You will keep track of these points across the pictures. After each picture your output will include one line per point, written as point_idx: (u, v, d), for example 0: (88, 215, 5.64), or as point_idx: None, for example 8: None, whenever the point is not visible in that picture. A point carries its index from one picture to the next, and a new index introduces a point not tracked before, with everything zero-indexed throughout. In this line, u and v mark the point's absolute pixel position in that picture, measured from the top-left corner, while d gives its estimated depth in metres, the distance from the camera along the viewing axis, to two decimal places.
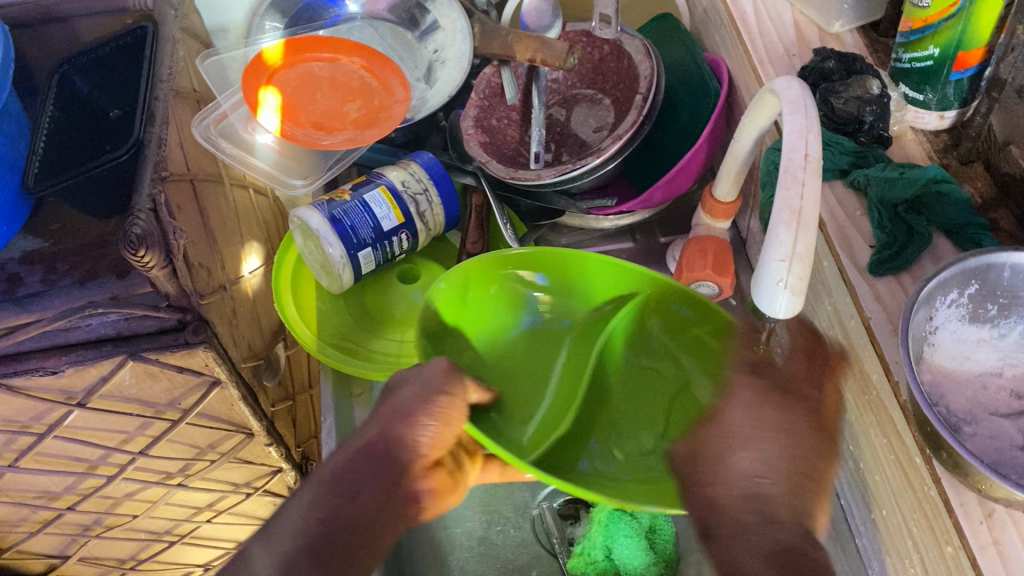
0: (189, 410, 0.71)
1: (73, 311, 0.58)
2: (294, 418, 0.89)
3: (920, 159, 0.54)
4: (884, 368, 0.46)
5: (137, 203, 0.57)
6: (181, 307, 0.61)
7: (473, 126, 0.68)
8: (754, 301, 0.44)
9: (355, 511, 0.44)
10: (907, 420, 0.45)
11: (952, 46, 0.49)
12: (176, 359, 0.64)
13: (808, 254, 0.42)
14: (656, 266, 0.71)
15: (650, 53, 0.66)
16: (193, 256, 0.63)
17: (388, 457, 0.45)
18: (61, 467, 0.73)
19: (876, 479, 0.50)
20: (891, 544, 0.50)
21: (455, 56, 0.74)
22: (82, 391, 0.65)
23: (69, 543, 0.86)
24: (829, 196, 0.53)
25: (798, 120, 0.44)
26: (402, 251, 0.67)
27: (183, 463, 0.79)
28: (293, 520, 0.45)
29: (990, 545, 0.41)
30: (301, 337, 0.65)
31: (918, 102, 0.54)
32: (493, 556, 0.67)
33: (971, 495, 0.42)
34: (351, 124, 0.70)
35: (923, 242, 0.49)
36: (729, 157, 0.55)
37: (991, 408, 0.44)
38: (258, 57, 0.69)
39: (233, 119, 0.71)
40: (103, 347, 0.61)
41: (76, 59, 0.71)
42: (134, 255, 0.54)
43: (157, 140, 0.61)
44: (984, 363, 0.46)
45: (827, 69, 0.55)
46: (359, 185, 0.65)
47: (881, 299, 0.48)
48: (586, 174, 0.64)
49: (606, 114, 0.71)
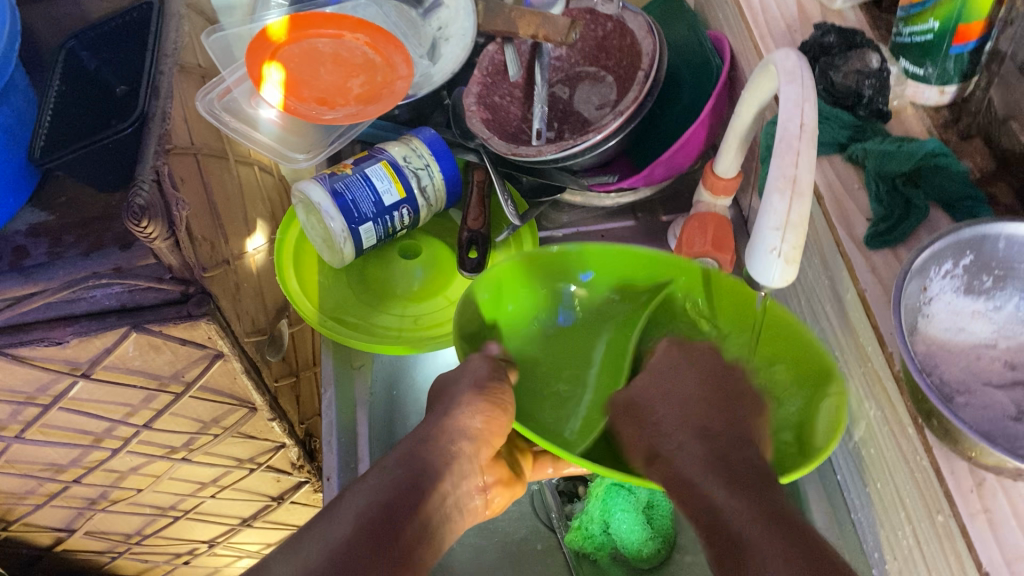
0: (192, 383, 0.72)
1: (78, 281, 0.59)
2: (298, 395, 0.89)
3: (919, 134, 0.54)
4: (879, 339, 0.47)
5: (141, 174, 0.57)
6: (185, 279, 0.62)
7: (476, 103, 0.68)
8: (748, 271, 0.45)
9: (397, 498, 0.48)
10: (900, 390, 0.45)
11: (952, 19, 0.49)
12: (179, 331, 0.65)
13: (802, 223, 0.42)
14: (657, 244, 0.71)
15: (652, 30, 0.66)
16: (196, 229, 0.63)
17: (428, 462, 0.50)
18: (67, 439, 0.74)
19: (870, 451, 0.50)
20: (884, 516, 0.50)
21: (458, 33, 0.74)
22: (86, 361, 0.65)
23: (75, 516, 0.87)
24: (827, 169, 0.53)
25: (794, 90, 0.44)
26: (404, 226, 0.67)
27: (188, 437, 0.80)
28: (354, 504, 0.48)
29: (980, 512, 0.41)
30: (303, 311, 0.66)
31: (918, 77, 0.54)
32: (492, 530, 0.67)
33: (963, 463, 0.42)
34: (354, 99, 0.70)
35: (921, 215, 0.49)
36: (730, 134, 0.56)
37: (984, 378, 0.44)
38: (262, 32, 0.69)
39: (237, 94, 0.71)
40: (107, 319, 0.62)
41: (83, 34, 0.72)
42: (137, 226, 0.55)
43: (162, 113, 0.62)
44: (979, 334, 0.46)
45: (826, 43, 0.55)
46: (361, 159, 0.66)
47: (876, 271, 0.48)
48: (588, 150, 0.64)
49: (609, 91, 0.71)
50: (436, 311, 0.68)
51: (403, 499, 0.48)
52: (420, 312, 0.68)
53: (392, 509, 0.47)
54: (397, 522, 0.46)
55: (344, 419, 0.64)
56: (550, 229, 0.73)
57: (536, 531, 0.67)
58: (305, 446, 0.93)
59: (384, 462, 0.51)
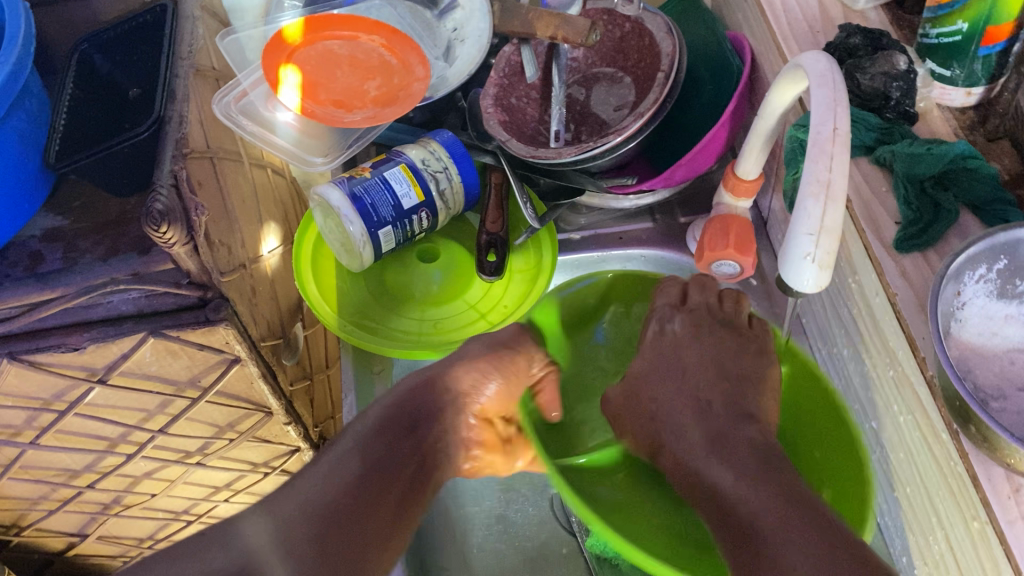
0: (208, 388, 0.72)
1: (94, 288, 0.58)
2: (312, 398, 0.89)
3: (945, 136, 0.54)
4: (910, 344, 0.46)
5: (159, 178, 0.57)
6: (202, 284, 0.61)
7: (493, 104, 0.68)
8: (782, 278, 0.45)
9: (392, 444, 0.49)
10: (934, 395, 0.45)
11: (981, 20, 0.49)
12: (197, 337, 0.64)
13: (836, 228, 0.42)
14: (677, 246, 0.71)
15: (672, 30, 0.65)
16: (214, 234, 0.63)
17: (428, 407, 0.51)
18: (82, 444, 0.73)
19: (899, 457, 0.50)
20: (913, 522, 0.50)
21: (473, 34, 0.74)
22: (103, 367, 0.65)
23: (88, 521, 0.87)
24: (854, 172, 0.53)
25: (826, 93, 0.43)
26: (422, 229, 0.67)
27: (202, 442, 0.80)
28: (349, 442, 0.48)
29: (1018, 519, 0.40)
30: (322, 315, 0.66)
31: (945, 79, 0.53)
32: (512, 534, 0.67)
33: (999, 470, 0.42)
34: (370, 102, 0.70)
35: (949, 221, 0.48)
36: (752, 134, 0.55)
37: (1019, 383, 0.44)
38: (278, 34, 0.68)
39: (253, 97, 0.71)
40: (123, 325, 0.61)
41: (96, 37, 0.72)
42: (156, 231, 0.54)
43: (178, 117, 0.61)
44: (1013, 339, 0.45)
45: (852, 45, 0.55)
46: (379, 162, 0.65)
47: (907, 275, 0.48)
48: (606, 152, 0.63)
49: (627, 92, 0.70)
50: (455, 316, 0.68)
51: (400, 446, 0.49)
52: (439, 317, 0.67)
53: (389, 454, 0.48)
54: (388, 473, 0.47)
55: None
56: (568, 231, 0.73)
57: (557, 536, 0.67)
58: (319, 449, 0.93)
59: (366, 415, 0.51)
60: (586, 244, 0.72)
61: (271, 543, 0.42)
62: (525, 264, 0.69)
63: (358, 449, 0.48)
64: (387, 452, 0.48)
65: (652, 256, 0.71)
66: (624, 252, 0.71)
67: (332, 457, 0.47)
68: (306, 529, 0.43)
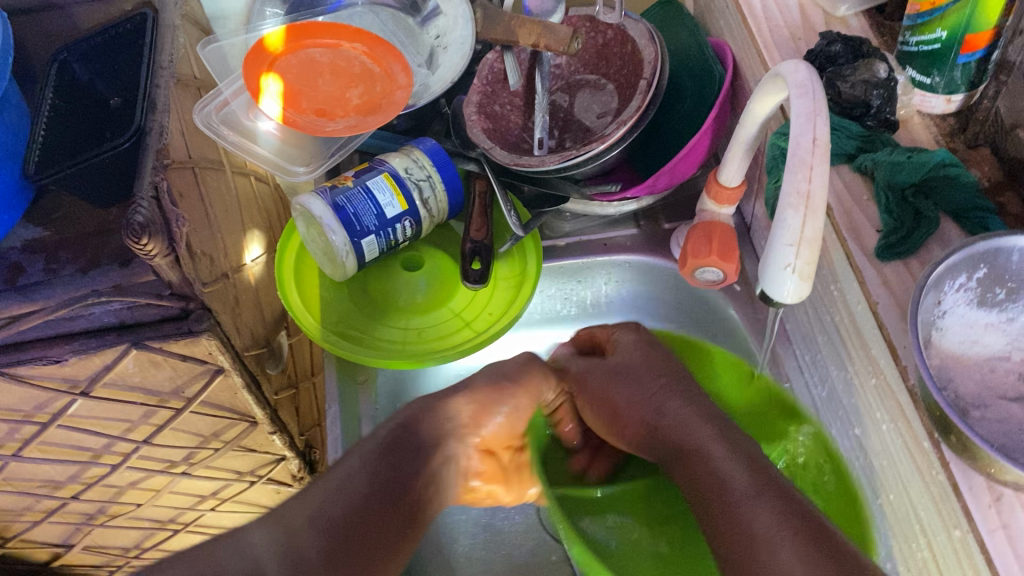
0: (193, 398, 0.71)
1: (76, 299, 0.57)
2: (297, 407, 0.88)
3: (926, 143, 0.54)
4: (892, 353, 0.46)
5: (139, 190, 0.56)
6: (184, 295, 0.61)
7: (476, 112, 0.68)
8: (763, 288, 0.46)
9: (394, 471, 0.48)
10: (915, 404, 0.45)
11: (960, 28, 0.49)
12: (179, 347, 0.64)
13: (816, 239, 0.42)
14: (662, 252, 0.71)
15: (654, 38, 0.65)
16: (195, 244, 0.62)
17: (424, 440, 0.51)
18: (65, 456, 0.73)
19: (882, 464, 0.50)
20: (897, 528, 0.50)
21: (457, 41, 0.74)
22: (86, 379, 0.64)
23: (73, 532, 0.87)
24: (836, 180, 0.53)
25: (805, 103, 0.43)
26: (405, 238, 0.67)
27: (187, 451, 0.79)
28: (347, 469, 0.47)
29: (999, 528, 0.40)
30: (305, 325, 0.65)
31: (924, 86, 0.54)
32: (499, 542, 0.67)
33: (980, 479, 0.42)
34: (353, 111, 0.70)
35: (931, 225, 0.49)
36: (733, 143, 0.55)
37: (998, 392, 0.44)
38: (259, 43, 0.68)
39: (234, 106, 0.71)
40: (106, 336, 0.61)
41: (76, 46, 0.71)
42: (136, 242, 0.54)
43: (159, 127, 0.61)
44: (992, 346, 0.46)
45: (832, 52, 0.55)
46: (362, 171, 0.65)
47: (888, 284, 0.48)
48: (590, 160, 0.63)
49: (610, 99, 0.71)
50: (440, 324, 0.67)
51: (400, 474, 0.48)
52: (423, 325, 0.67)
53: (394, 479, 0.47)
54: (394, 499, 0.46)
55: (348, 433, 0.63)
56: (552, 239, 0.73)
57: (543, 543, 0.67)
58: (305, 458, 0.92)
59: (366, 444, 0.50)
60: (571, 252, 0.72)
61: (272, 546, 0.41)
62: (509, 271, 0.69)
63: (360, 473, 0.47)
64: (389, 477, 0.47)
65: (636, 262, 0.71)
66: (608, 258, 0.71)
67: (335, 477, 0.47)
68: (312, 538, 0.42)
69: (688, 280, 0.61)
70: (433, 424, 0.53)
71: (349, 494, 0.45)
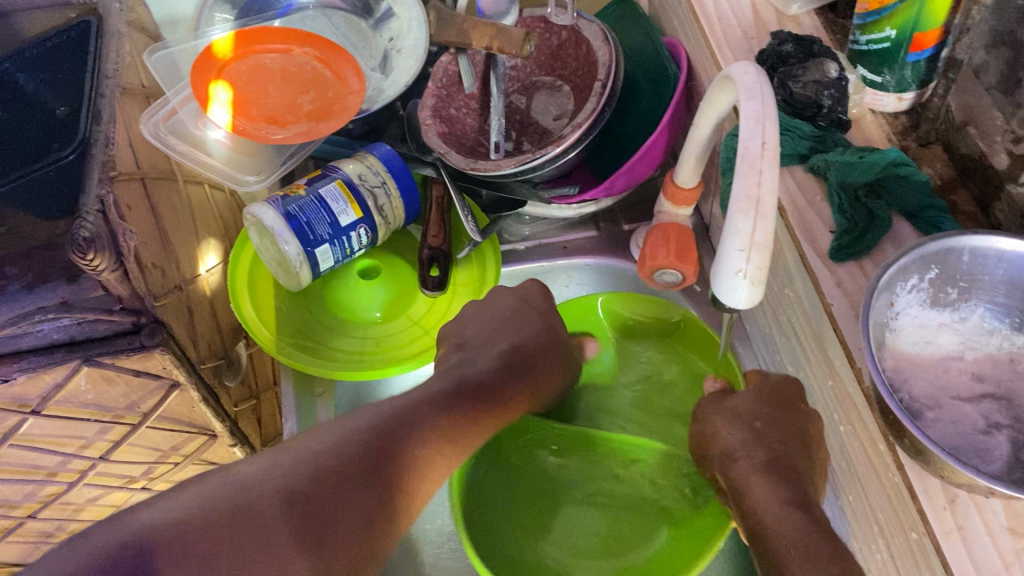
0: (149, 413, 0.70)
1: (21, 316, 0.55)
2: (260, 417, 0.87)
3: (880, 142, 0.54)
4: (847, 355, 0.46)
5: (85, 205, 0.55)
6: (135, 309, 0.60)
7: (431, 116, 0.67)
8: (716, 293, 0.45)
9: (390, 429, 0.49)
10: (870, 406, 0.45)
11: (909, 28, 0.49)
12: (132, 363, 0.62)
13: (768, 243, 0.42)
14: (622, 254, 0.71)
15: (608, 38, 0.65)
16: (146, 256, 0.60)
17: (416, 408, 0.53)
18: (19, 476, 0.70)
19: (842, 466, 0.50)
20: (858, 530, 0.50)
21: (411, 45, 0.72)
22: (37, 397, 0.61)
23: (31, 550, 0.85)
24: (790, 181, 0.53)
25: (755, 107, 0.43)
26: (362, 246, 0.65)
27: (147, 466, 0.78)
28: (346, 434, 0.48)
29: (953, 530, 0.40)
30: (260, 337, 0.64)
31: (876, 84, 0.53)
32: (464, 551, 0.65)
33: (934, 481, 0.42)
34: (305, 116, 0.68)
35: (883, 227, 0.48)
36: (688, 143, 0.54)
37: (952, 392, 0.44)
38: (207, 50, 0.68)
39: (182, 115, 0.69)
40: (55, 353, 0.58)
41: (19, 56, 0.71)
42: (83, 259, 0.52)
43: (105, 138, 0.60)
44: (946, 347, 0.46)
45: (784, 52, 0.55)
46: (315, 179, 0.64)
47: (842, 285, 0.48)
48: (548, 162, 0.62)
49: (567, 101, 0.70)
50: (400, 332, 0.67)
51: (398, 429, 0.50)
52: (383, 334, 0.67)
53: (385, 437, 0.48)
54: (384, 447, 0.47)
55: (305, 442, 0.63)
56: (512, 242, 0.72)
57: None
58: None
59: (343, 425, 0.49)
60: (531, 255, 0.72)
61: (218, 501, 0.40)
62: (468, 278, 0.69)
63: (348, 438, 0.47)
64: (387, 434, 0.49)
65: (596, 265, 0.71)
66: (568, 261, 0.71)
67: (308, 449, 0.45)
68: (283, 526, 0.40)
69: (648, 281, 0.62)
70: (447, 407, 0.54)
71: (317, 472, 0.44)
